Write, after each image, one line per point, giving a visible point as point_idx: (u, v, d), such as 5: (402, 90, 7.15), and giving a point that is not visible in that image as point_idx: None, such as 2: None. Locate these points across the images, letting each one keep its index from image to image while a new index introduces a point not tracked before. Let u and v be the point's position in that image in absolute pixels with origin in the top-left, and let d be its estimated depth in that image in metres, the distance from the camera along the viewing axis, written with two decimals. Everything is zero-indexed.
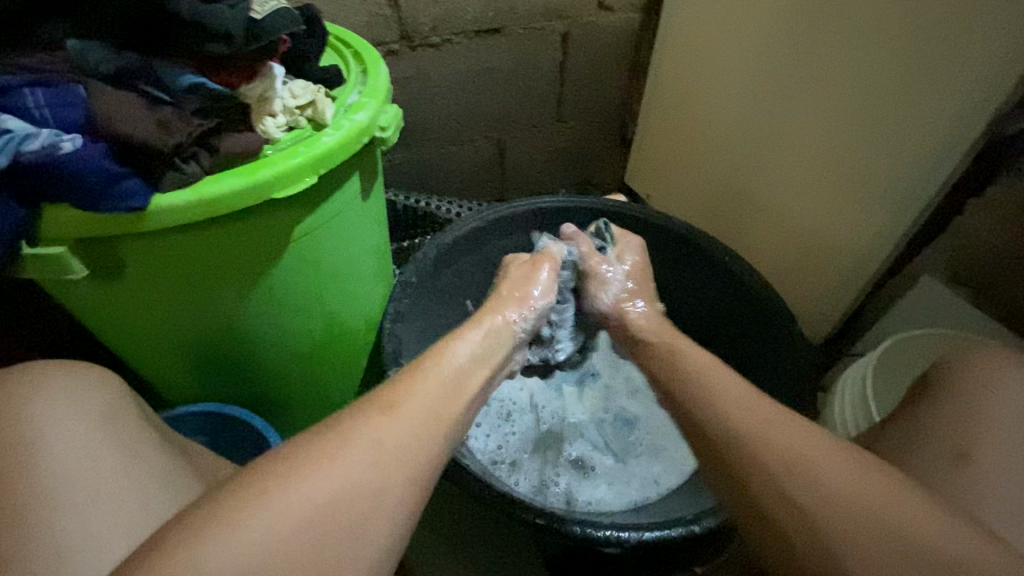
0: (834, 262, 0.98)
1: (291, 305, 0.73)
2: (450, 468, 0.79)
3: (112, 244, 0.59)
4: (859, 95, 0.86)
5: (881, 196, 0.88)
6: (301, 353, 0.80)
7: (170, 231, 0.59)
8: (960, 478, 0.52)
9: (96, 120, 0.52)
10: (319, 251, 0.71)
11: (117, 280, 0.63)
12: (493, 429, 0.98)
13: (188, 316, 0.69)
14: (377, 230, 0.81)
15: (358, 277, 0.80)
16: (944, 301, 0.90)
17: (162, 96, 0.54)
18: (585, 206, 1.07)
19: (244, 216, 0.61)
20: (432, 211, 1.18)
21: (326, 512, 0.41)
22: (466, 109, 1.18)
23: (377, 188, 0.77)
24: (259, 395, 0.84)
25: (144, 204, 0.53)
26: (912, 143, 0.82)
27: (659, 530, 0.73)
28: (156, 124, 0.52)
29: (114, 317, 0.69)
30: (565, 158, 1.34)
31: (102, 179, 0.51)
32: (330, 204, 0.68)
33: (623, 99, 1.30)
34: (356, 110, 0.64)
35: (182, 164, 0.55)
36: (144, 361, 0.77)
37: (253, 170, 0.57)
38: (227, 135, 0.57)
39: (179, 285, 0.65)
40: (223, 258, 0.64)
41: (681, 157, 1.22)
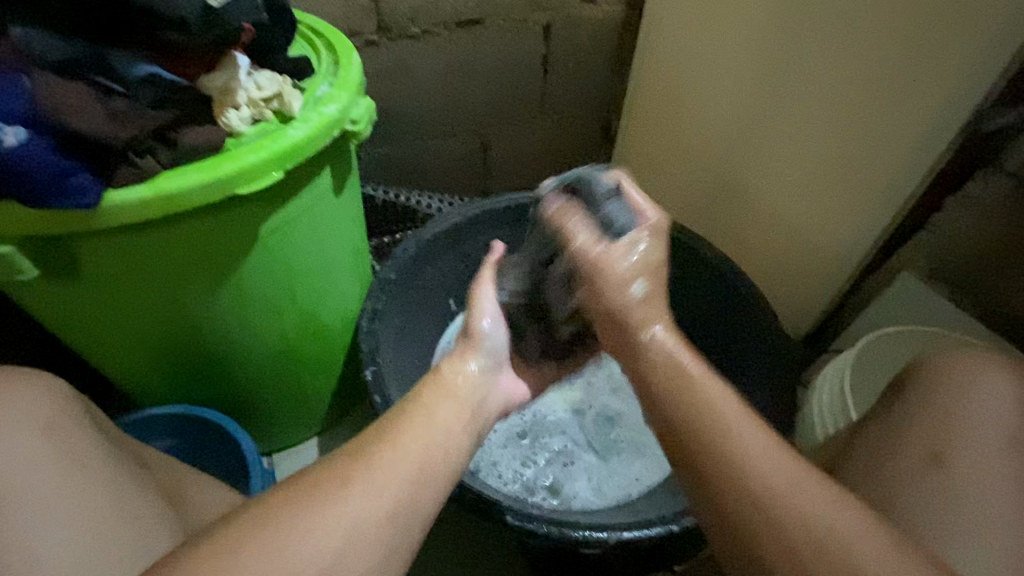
0: (815, 258, 0.98)
1: (261, 304, 0.71)
2: None
3: (66, 243, 0.56)
4: (839, 91, 0.86)
5: (860, 193, 0.88)
6: (274, 352, 0.78)
7: (128, 228, 0.57)
8: (935, 478, 0.52)
9: (40, 111, 0.49)
10: (289, 249, 0.69)
11: (73, 281, 0.60)
12: None
13: (150, 317, 0.66)
14: (352, 227, 0.79)
15: (333, 275, 0.78)
16: (923, 297, 0.91)
17: (114, 89, 0.51)
18: None
19: (208, 213, 0.59)
20: (413, 207, 1.16)
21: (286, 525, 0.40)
22: (447, 103, 1.16)
23: (350, 184, 0.75)
24: (231, 396, 0.82)
25: (96, 200, 0.51)
26: (892, 140, 0.82)
27: (639, 529, 0.72)
28: (107, 117, 0.50)
29: (73, 317, 0.66)
30: (550, 153, 1.33)
31: (49, 174, 0.49)
32: (300, 200, 0.66)
33: (607, 93, 1.28)
34: (325, 103, 0.62)
35: (138, 158, 0.53)
36: (108, 363, 0.75)
37: (213, 164, 0.55)
38: (187, 128, 0.55)
39: (141, 284, 0.62)
40: (191, 254, 0.61)
41: (663, 152, 1.21)
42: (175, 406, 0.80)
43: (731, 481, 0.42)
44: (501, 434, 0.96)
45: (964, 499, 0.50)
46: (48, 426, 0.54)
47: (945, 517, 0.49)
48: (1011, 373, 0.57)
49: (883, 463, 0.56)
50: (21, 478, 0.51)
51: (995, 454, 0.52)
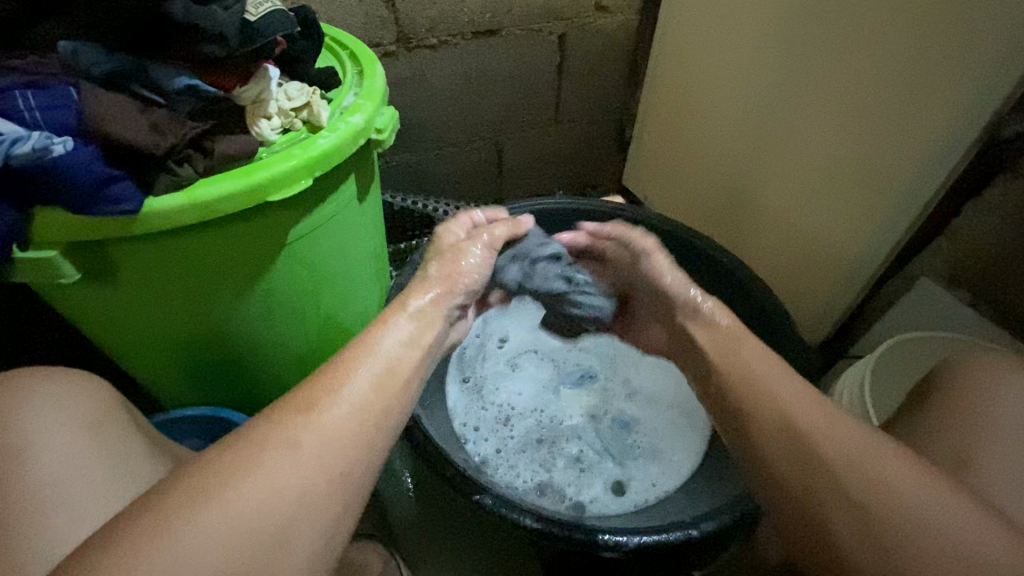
0: (832, 264, 0.97)
1: (287, 309, 0.73)
2: (446, 473, 0.78)
3: (105, 248, 0.58)
4: (856, 97, 0.86)
5: (877, 198, 0.88)
6: (298, 356, 0.80)
7: (164, 233, 0.59)
8: (961, 483, 0.52)
9: (87, 121, 0.51)
10: (316, 256, 0.71)
11: (109, 285, 0.62)
12: (491, 432, 0.98)
13: (181, 320, 0.68)
14: (374, 234, 0.81)
15: (356, 281, 0.80)
16: (943, 303, 0.90)
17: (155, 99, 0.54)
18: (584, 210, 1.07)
19: (239, 219, 0.61)
20: (430, 213, 1.17)
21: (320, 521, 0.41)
22: (463, 111, 1.18)
23: (373, 192, 0.77)
24: (255, 399, 0.83)
25: (137, 207, 0.53)
26: (911, 146, 0.82)
27: (658, 533, 0.72)
28: (150, 127, 0.52)
29: (106, 319, 0.68)
30: (564, 159, 1.34)
31: (94, 182, 0.51)
32: (326, 207, 0.68)
33: (621, 100, 1.29)
34: (352, 112, 0.64)
35: (176, 166, 0.54)
36: (136, 365, 0.77)
37: (247, 172, 0.57)
38: (222, 137, 0.57)
39: (174, 289, 0.64)
40: (222, 260, 0.63)
41: (678, 158, 1.22)
42: (200, 408, 0.82)
43: None
44: (518, 438, 0.97)
45: (992, 504, 0.50)
46: (82, 426, 0.56)
47: None
48: None
49: None
50: (59, 475, 0.52)
51: (1022, 459, 0.52)
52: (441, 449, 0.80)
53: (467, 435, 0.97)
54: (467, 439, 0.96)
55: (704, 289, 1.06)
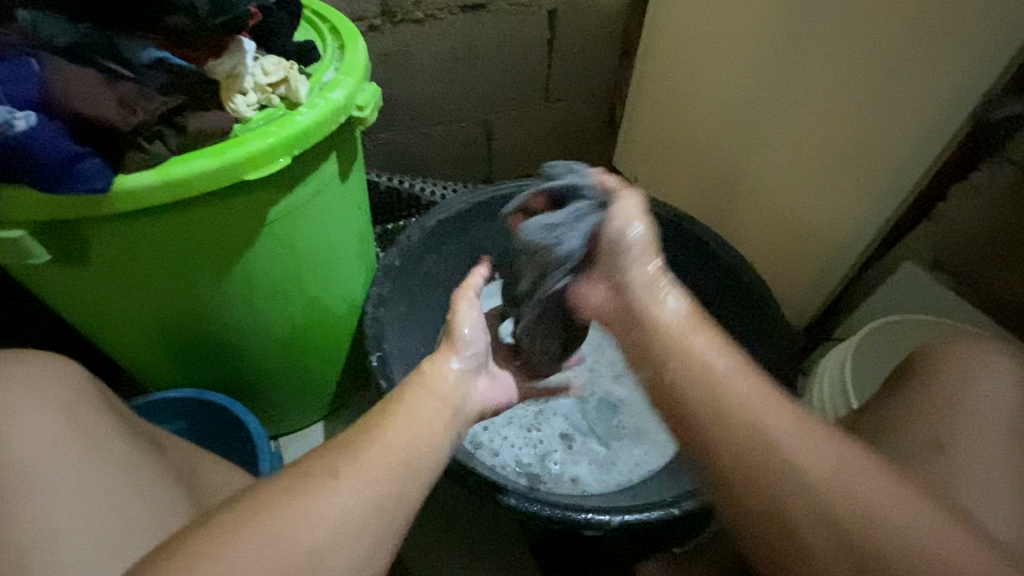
0: (818, 248, 0.98)
1: (270, 290, 0.72)
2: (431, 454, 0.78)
3: (76, 228, 0.57)
4: (846, 79, 0.85)
5: (865, 182, 0.88)
6: (283, 337, 0.79)
7: (137, 213, 0.57)
8: (934, 465, 0.53)
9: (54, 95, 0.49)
10: (296, 234, 0.69)
11: (82, 266, 0.61)
12: None
13: (159, 301, 0.67)
14: (357, 214, 0.79)
15: (338, 262, 0.79)
16: (926, 287, 0.91)
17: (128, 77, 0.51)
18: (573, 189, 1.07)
19: (217, 198, 0.59)
20: (417, 193, 1.16)
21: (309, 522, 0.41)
22: (450, 91, 1.15)
23: (355, 170, 0.75)
24: (239, 381, 0.82)
25: (107, 185, 0.51)
26: (902, 132, 0.81)
27: (641, 512, 0.73)
28: (118, 102, 0.50)
29: (81, 301, 0.67)
30: (554, 139, 1.32)
31: (61, 159, 0.49)
32: (305, 186, 0.66)
33: (613, 79, 1.27)
34: (332, 88, 0.62)
35: (147, 143, 0.53)
36: (116, 347, 0.76)
37: (222, 149, 0.55)
38: (195, 113, 0.55)
39: (151, 270, 0.63)
40: (199, 241, 0.62)
41: (668, 139, 1.21)
42: (183, 390, 0.81)
43: None
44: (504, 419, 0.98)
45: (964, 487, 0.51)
46: (63, 411, 0.55)
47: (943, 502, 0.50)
48: (1011, 362, 0.58)
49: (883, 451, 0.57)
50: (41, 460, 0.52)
51: (995, 442, 0.53)
52: None
53: None
54: None
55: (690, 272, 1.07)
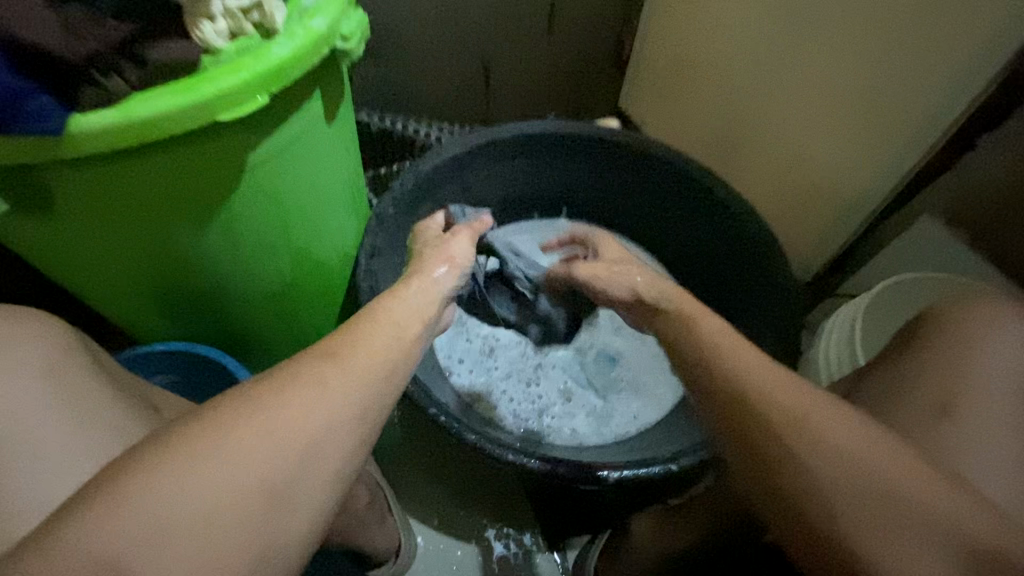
0: (834, 201, 0.93)
1: (254, 239, 0.68)
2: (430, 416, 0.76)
3: (35, 173, 0.52)
4: (879, 14, 0.77)
5: (889, 130, 0.82)
6: (272, 289, 0.76)
7: (98, 157, 0.52)
8: (944, 429, 0.51)
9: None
10: (278, 180, 0.64)
11: (46, 215, 0.56)
12: (476, 364, 0.97)
13: (135, 253, 0.63)
14: (346, 157, 0.74)
15: (327, 210, 0.75)
16: (940, 242, 0.87)
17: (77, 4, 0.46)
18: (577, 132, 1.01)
19: (191, 142, 0.54)
20: (410, 135, 1.09)
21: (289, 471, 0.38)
22: (445, 19, 1.05)
23: (342, 110, 0.69)
24: (229, 333, 0.80)
25: (61, 126, 0.45)
26: (932, 72, 0.75)
27: (641, 468, 0.73)
28: (65, 31, 0.44)
29: (50, 251, 0.62)
30: (557, 77, 1.23)
31: (6, 96, 0.43)
32: (287, 128, 0.60)
33: (622, 8, 1.17)
34: (313, 16, 0.55)
35: (102, 78, 0.47)
36: (95, 298, 0.72)
37: (189, 86, 0.49)
38: (154, 41, 0.48)
39: (122, 219, 0.58)
40: (173, 188, 0.57)
41: (679, 78, 1.12)
42: (172, 343, 0.79)
43: (742, 431, 0.42)
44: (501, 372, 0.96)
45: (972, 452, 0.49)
46: (43, 366, 0.52)
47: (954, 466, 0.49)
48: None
49: (891, 413, 0.55)
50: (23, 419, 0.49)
51: (1007, 406, 0.51)
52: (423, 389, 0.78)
53: (451, 367, 0.96)
54: (451, 370, 0.95)
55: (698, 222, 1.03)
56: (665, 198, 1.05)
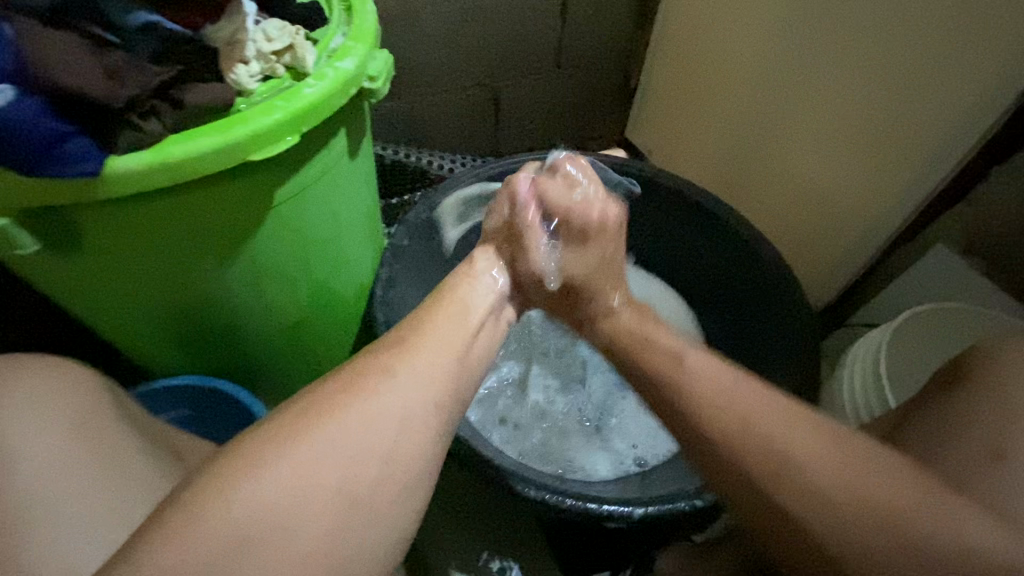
0: (848, 230, 0.95)
1: (302, 242, 0.67)
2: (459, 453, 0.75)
3: (64, 214, 0.52)
4: (885, 42, 0.81)
5: (895, 159, 0.86)
6: (302, 295, 0.73)
7: (149, 193, 0.53)
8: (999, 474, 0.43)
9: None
10: (303, 217, 0.65)
11: (77, 252, 0.56)
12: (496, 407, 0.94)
13: (157, 286, 0.62)
14: (365, 191, 0.74)
15: (307, 246, 0.68)
16: (952, 271, 0.88)
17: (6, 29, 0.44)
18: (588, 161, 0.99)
19: (194, 187, 0.54)
20: (424, 168, 1.11)
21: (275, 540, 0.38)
22: (462, 49, 1.08)
23: (364, 145, 0.70)
24: (245, 374, 0.81)
25: (97, 167, 0.46)
26: (942, 102, 0.78)
27: (662, 503, 0.71)
28: (106, 73, 0.45)
29: (74, 287, 0.62)
30: (565, 112, 1.27)
31: (43, 139, 0.44)
32: (314, 165, 0.61)
33: (629, 45, 1.22)
34: (341, 57, 0.56)
35: (141, 121, 0.47)
36: (125, 341, 0.73)
37: (225, 127, 0.50)
38: (192, 85, 0.49)
39: (144, 274, 0.60)
40: (225, 225, 0.59)
41: (684, 113, 1.18)
42: (173, 380, 0.78)
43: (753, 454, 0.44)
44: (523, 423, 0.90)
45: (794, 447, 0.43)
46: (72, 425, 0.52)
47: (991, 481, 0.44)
48: None
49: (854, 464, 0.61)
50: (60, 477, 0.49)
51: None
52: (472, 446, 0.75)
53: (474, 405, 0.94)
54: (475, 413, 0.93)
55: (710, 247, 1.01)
56: (677, 220, 1.04)
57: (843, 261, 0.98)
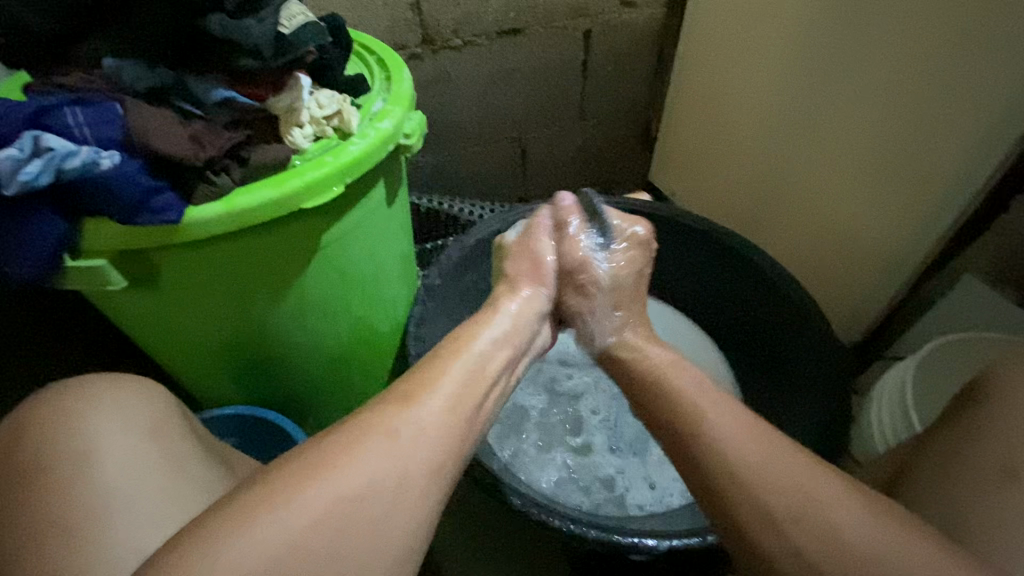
0: (871, 263, 0.96)
1: (342, 280, 0.74)
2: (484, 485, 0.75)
3: (147, 256, 0.60)
4: (890, 84, 0.85)
5: (912, 193, 0.87)
6: (341, 329, 0.79)
7: (215, 238, 0.61)
8: (1007, 500, 0.45)
9: (76, 242, 0.56)
10: (344, 257, 0.72)
11: (154, 290, 0.64)
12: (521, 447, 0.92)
13: (219, 320, 0.70)
14: (400, 235, 0.82)
15: (350, 284, 0.75)
16: (983, 303, 0.87)
17: (117, 108, 0.55)
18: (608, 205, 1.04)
19: (252, 231, 0.62)
20: (454, 214, 1.19)
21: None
22: (492, 108, 1.18)
23: (400, 193, 0.78)
24: (289, 404, 0.87)
25: (179, 216, 0.55)
26: (951, 137, 0.80)
27: (692, 536, 0.70)
28: (190, 139, 0.55)
29: (149, 321, 0.70)
30: (589, 160, 1.35)
31: (138, 193, 0.53)
32: (355, 211, 0.69)
33: (647, 97, 1.30)
34: (381, 119, 0.65)
35: (214, 176, 0.56)
36: (187, 372, 0.81)
37: (281, 180, 0.58)
38: (257, 147, 0.58)
39: (208, 308, 0.68)
40: (274, 263, 0.66)
41: (704, 156, 1.23)
42: (228, 407, 0.85)
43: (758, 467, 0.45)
44: (554, 458, 0.91)
45: (799, 462, 0.45)
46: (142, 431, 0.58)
47: (1002, 510, 0.45)
48: None
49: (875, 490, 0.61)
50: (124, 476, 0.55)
51: None
52: (495, 475, 0.75)
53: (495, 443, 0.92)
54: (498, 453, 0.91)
55: (731, 284, 1.02)
56: (700, 262, 1.04)
57: (870, 294, 0.97)
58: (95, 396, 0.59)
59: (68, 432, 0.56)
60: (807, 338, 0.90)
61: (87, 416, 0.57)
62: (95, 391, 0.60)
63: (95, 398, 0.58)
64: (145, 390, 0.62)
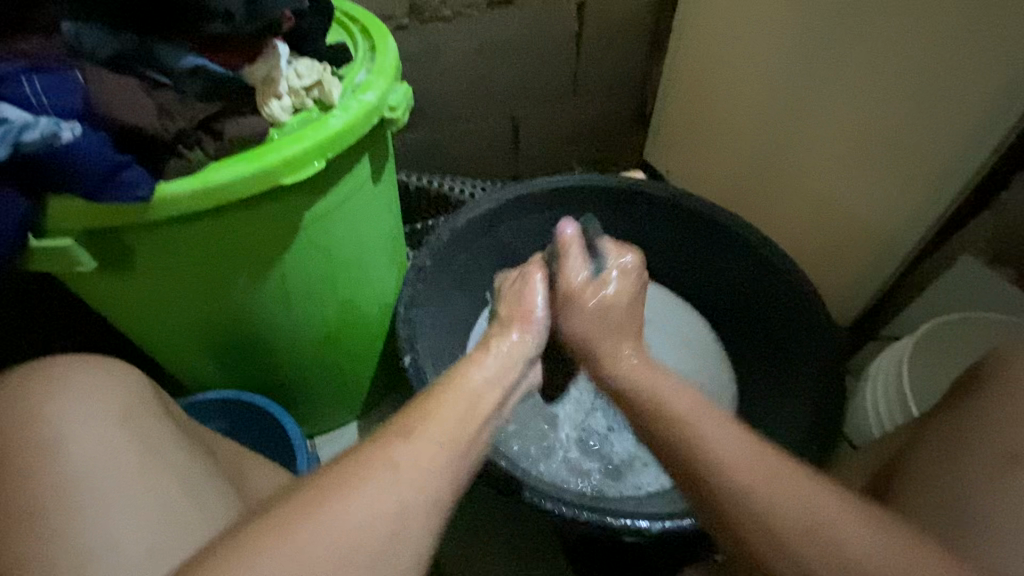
0: (867, 243, 0.95)
1: (328, 260, 0.71)
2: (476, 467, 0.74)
3: (118, 236, 0.58)
4: (890, 58, 0.82)
5: (909, 171, 0.85)
6: (328, 310, 0.77)
7: (191, 216, 0.58)
8: (1006, 486, 0.44)
9: (40, 221, 0.53)
10: (329, 236, 0.69)
11: (128, 272, 0.62)
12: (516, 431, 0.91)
13: (199, 303, 0.68)
14: (388, 213, 0.79)
15: (336, 264, 0.73)
16: (980, 283, 0.86)
17: (77, 76, 0.51)
18: (603, 183, 1.01)
19: (228, 209, 0.59)
20: (445, 193, 1.16)
21: (295, 512, 0.41)
22: (483, 83, 1.14)
23: (387, 169, 0.75)
24: (278, 388, 0.85)
25: (148, 192, 0.52)
26: (952, 114, 0.78)
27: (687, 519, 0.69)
28: (158, 111, 0.52)
29: (126, 304, 0.68)
30: (583, 137, 1.32)
31: (102, 169, 0.50)
32: (339, 188, 0.66)
33: (643, 72, 1.26)
34: (364, 90, 0.62)
35: (186, 150, 0.54)
36: (169, 356, 0.79)
37: (259, 154, 0.55)
38: (231, 119, 0.55)
39: (187, 290, 0.66)
40: (256, 241, 0.64)
41: (701, 134, 1.20)
42: (214, 392, 0.83)
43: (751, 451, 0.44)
44: (549, 441, 0.90)
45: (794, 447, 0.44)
46: (115, 418, 0.56)
47: (1001, 496, 0.44)
48: None
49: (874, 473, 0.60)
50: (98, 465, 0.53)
51: None
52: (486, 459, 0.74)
53: None
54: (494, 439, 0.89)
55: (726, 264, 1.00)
56: (694, 242, 1.02)
57: (866, 274, 0.96)
58: (66, 383, 0.56)
59: (38, 421, 0.53)
60: (802, 319, 0.89)
61: (58, 403, 0.55)
62: (65, 376, 0.57)
63: (65, 385, 0.56)
64: (120, 377, 0.60)
